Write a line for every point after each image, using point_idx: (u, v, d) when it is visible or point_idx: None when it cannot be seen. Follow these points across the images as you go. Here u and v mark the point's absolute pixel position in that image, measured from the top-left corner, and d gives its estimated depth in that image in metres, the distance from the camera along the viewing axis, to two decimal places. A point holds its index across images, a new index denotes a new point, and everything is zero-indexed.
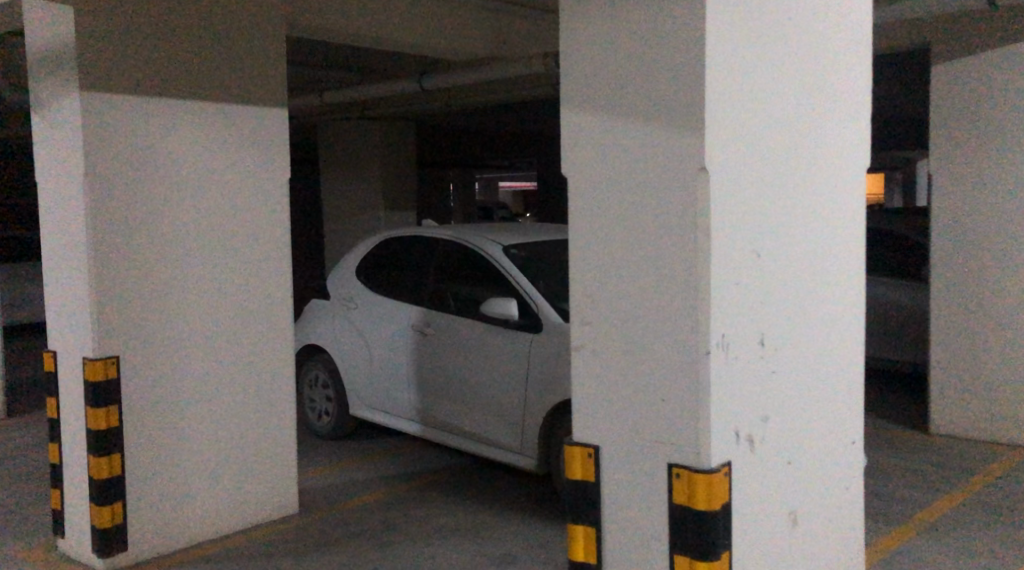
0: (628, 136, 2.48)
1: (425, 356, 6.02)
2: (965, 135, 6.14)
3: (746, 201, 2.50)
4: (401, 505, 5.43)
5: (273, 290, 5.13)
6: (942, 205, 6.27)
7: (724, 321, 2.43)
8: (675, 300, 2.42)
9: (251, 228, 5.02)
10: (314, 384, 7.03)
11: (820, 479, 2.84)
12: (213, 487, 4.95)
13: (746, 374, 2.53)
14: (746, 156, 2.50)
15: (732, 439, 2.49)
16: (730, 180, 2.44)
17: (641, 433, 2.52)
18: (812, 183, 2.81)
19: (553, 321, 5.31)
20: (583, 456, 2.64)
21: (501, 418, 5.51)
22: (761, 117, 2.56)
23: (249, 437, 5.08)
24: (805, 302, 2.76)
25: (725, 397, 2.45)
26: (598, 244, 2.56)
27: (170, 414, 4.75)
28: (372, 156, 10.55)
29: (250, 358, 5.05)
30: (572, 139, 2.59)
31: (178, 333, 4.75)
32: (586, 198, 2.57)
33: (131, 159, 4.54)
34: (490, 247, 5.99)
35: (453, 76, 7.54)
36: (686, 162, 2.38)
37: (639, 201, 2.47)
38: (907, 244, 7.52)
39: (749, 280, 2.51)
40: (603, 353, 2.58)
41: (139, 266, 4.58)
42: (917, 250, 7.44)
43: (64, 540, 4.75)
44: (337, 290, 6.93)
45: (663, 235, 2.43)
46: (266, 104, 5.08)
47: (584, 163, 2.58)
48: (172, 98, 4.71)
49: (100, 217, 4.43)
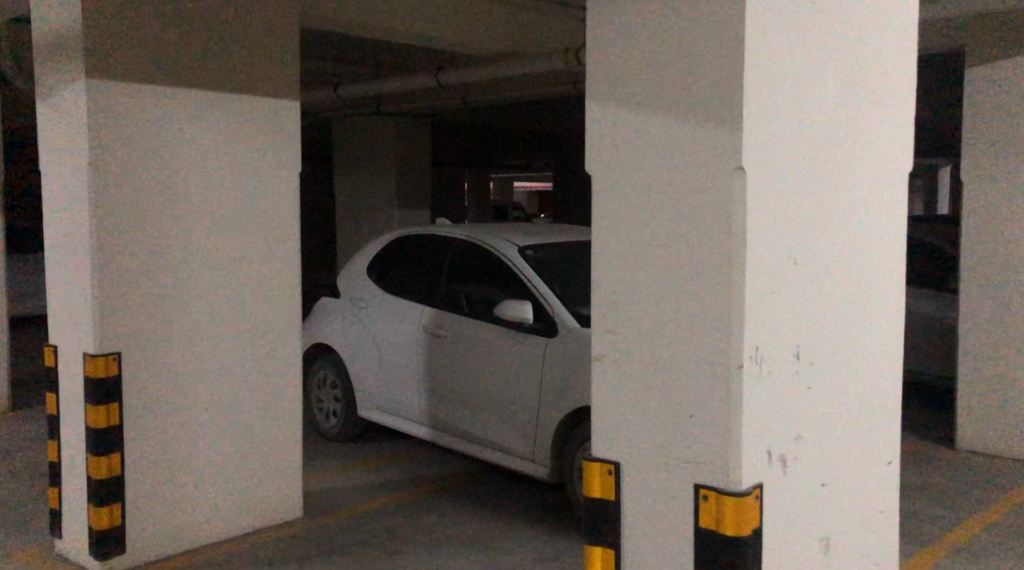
0: (659, 131, 2.31)
1: (436, 358, 5.86)
2: (998, 141, 5.94)
3: (784, 203, 2.33)
4: (409, 512, 5.27)
5: (281, 288, 4.98)
6: (972, 213, 6.07)
7: (758, 333, 2.26)
8: (706, 310, 2.25)
9: (260, 223, 4.87)
10: (322, 384, 6.88)
11: (856, 503, 2.66)
12: (215, 490, 4.80)
13: (780, 390, 2.35)
14: (786, 154, 2.32)
15: (764, 459, 2.31)
16: (768, 182, 2.26)
17: (665, 450, 2.35)
18: (854, 187, 2.63)
19: (570, 325, 5.14)
20: (602, 473, 2.48)
21: (513, 425, 5.34)
22: (802, 115, 2.39)
23: (253, 439, 4.93)
24: (844, 313, 2.58)
25: (757, 414, 2.28)
26: (624, 247, 2.39)
27: (173, 413, 4.60)
28: (386, 153, 10.40)
29: (257, 358, 4.91)
30: (598, 135, 2.42)
31: (183, 329, 4.61)
32: (612, 197, 2.41)
33: (138, 150, 4.40)
34: (506, 247, 5.82)
35: (469, 70, 7.40)
36: (722, 160, 2.20)
37: (669, 201, 2.30)
38: (934, 253, 7.32)
39: (786, 290, 2.34)
40: (627, 362, 2.41)
41: (144, 260, 4.44)
42: (944, 260, 7.24)
43: (61, 540, 4.61)
44: (347, 288, 6.79)
45: (695, 238, 2.25)
46: (278, 97, 4.94)
47: (610, 158, 2.41)
48: (182, 88, 4.56)
49: (105, 209, 4.29)
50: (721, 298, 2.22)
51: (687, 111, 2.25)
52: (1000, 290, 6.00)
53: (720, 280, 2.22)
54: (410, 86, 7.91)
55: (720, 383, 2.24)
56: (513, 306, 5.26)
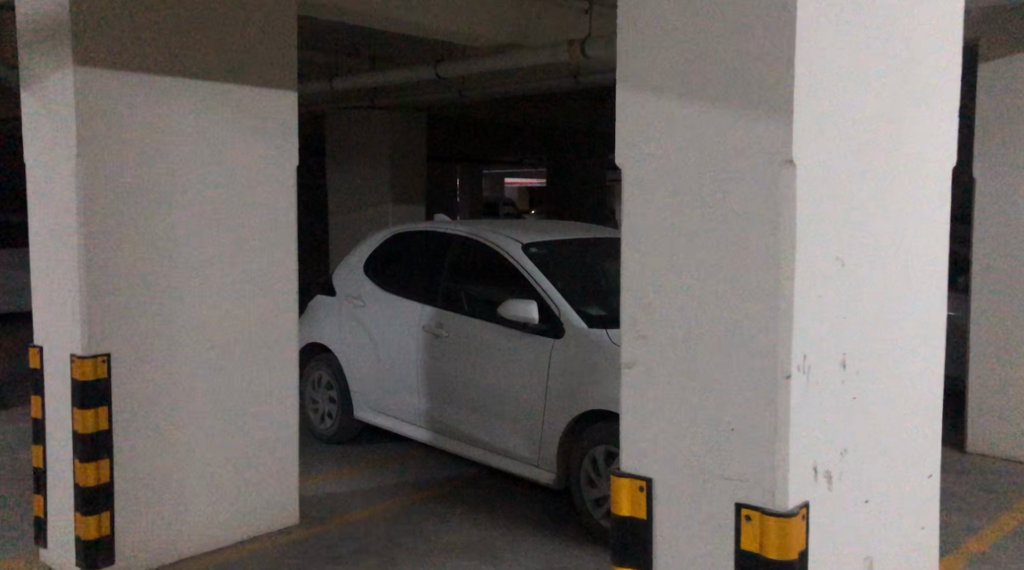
0: (698, 122, 2.14)
1: (436, 359, 5.69)
2: (1013, 138, 5.79)
3: (832, 201, 2.16)
4: (409, 519, 5.09)
5: (277, 288, 4.79)
6: (985, 212, 5.92)
7: (805, 341, 2.09)
8: (748, 317, 2.08)
9: (256, 220, 4.68)
10: (317, 384, 6.69)
11: (898, 520, 2.49)
12: (208, 497, 4.61)
13: (827, 402, 2.18)
14: (835, 146, 2.15)
15: (810, 476, 2.14)
16: (816, 179, 2.09)
17: (702, 466, 2.18)
18: (900, 185, 2.47)
19: (577, 326, 4.97)
20: (632, 488, 2.31)
21: (517, 429, 5.16)
22: (852, 107, 2.22)
23: (248, 444, 4.74)
24: (891, 319, 2.41)
25: (804, 428, 2.11)
26: (657, 247, 2.22)
27: (164, 417, 4.40)
28: (381, 147, 10.20)
29: (251, 358, 4.71)
30: (630, 127, 2.25)
31: (174, 330, 4.41)
32: (645, 193, 2.23)
33: (128, 142, 4.19)
34: (509, 245, 5.65)
35: (468, 62, 7.21)
36: (769, 153, 2.03)
37: (710, 198, 2.13)
38: None
39: (833, 295, 2.17)
40: (659, 371, 2.24)
41: (134, 258, 4.24)
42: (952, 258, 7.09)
43: (46, 549, 4.40)
44: (343, 286, 6.60)
45: (738, 238, 2.08)
46: (274, 87, 4.74)
47: (643, 151, 2.23)
48: (175, 78, 4.36)
49: (93, 204, 4.09)
50: (767, 304, 2.05)
51: (731, 100, 2.08)
52: (1014, 290, 5.86)
53: (766, 283, 2.05)
54: (407, 78, 7.72)
55: (764, 395, 2.07)
56: (517, 306, 5.09)
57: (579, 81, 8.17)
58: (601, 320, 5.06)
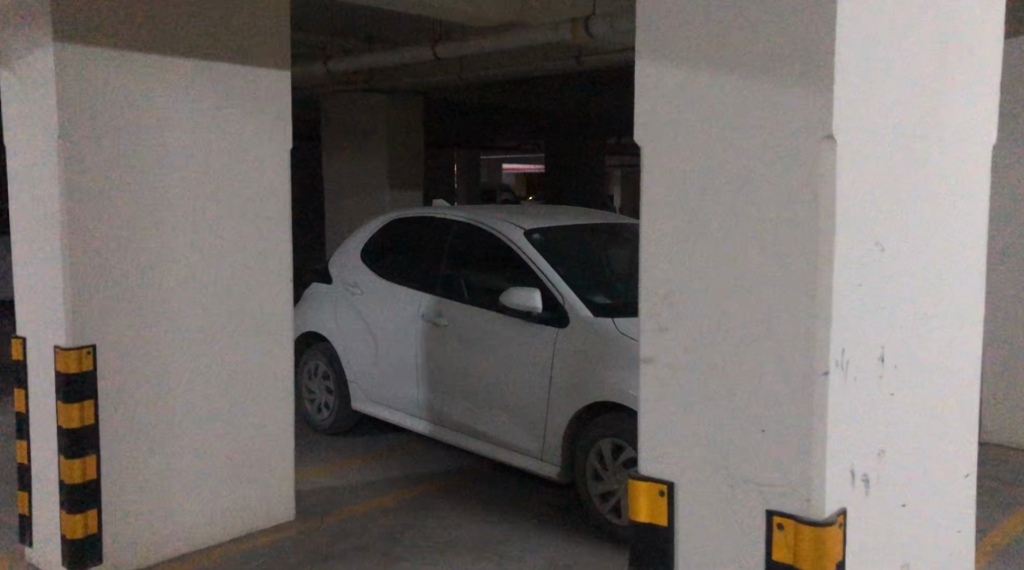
0: (728, 97, 1.96)
1: (435, 348, 5.52)
2: None
3: (873, 183, 1.99)
4: (409, 514, 4.93)
5: (271, 275, 4.60)
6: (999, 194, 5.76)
7: (844, 334, 1.91)
8: (781, 308, 1.91)
9: (249, 205, 4.49)
10: (313, 374, 6.51)
11: (936, 524, 2.32)
12: (201, 494, 4.43)
13: (866, 399, 2.01)
14: (875, 122, 1.98)
15: (847, 480, 1.97)
16: (857, 158, 1.92)
17: (730, 470, 2.01)
18: (941, 164, 2.29)
19: (582, 315, 4.80)
20: (652, 493, 2.14)
21: (519, 421, 5.00)
22: (894, 80, 2.04)
23: (242, 438, 4.56)
24: (931, 309, 2.24)
25: (842, 428, 1.94)
26: (681, 232, 2.04)
27: (155, 411, 4.22)
28: (377, 131, 10.00)
29: (245, 349, 4.53)
30: (653, 101, 2.07)
31: (164, 320, 4.23)
32: (667, 174, 2.06)
33: (114, 124, 4.00)
34: (511, 231, 5.47)
35: (469, 42, 7.02)
36: (805, 128, 1.86)
37: (739, 179, 1.96)
38: None
39: (873, 284, 2.00)
40: (683, 367, 2.07)
41: (121, 245, 4.06)
42: None
43: (32, 548, 4.23)
44: (339, 273, 6.41)
45: (772, 222, 1.91)
46: (269, 66, 4.54)
47: (666, 128, 2.05)
48: (164, 57, 4.17)
49: (76, 189, 3.90)
50: (802, 293, 1.88)
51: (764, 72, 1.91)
52: None
53: (801, 271, 1.88)
54: (404, 59, 7.54)
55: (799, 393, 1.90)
56: (520, 294, 4.92)
57: (581, 61, 8.00)
58: (607, 308, 4.90)
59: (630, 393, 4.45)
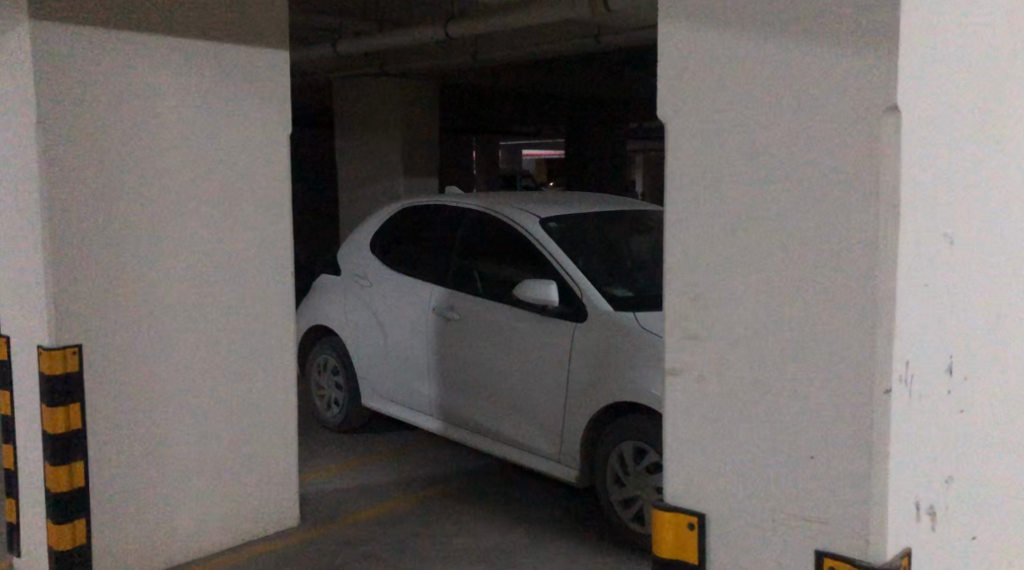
0: (772, 61, 1.66)
1: (446, 343, 5.25)
2: None
3: (944, 166, 1.68)
4: (420, 520, 4.67)
5: (271, 268, 4.34)
6: None
7: (910, 343, 1.62)
8: (832, 315, 1.62)
9: (247, 195, 4.23)
10: (322, 369, 6.24)
11: (1009, 555, 2.03)
12: (200, 501, 4.19)
13: (937, 418, 1.71)
14: (941, 89, 1.68)
15: (913, 513, 1.68)
16: (926, 134, 1.62)
17: (771, 503, 1.72)
18: (1014, 145, 1.99)
19: (601, 309, 4.52)
20: (682, 524, 1.85)
21: (535, 421, 4.73)
22: (967, 44, 1.74)
23: (242, 441, 4.31)
24: (1004, 311, 1.94)
25: (907, 453, 1.64)
26: (711, 226, 1.75)
27: (148, 414, 3.97)
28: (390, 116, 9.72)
29: (244, 348, 4.27)
30: (679, 74, 1.78)
31: (156, 317, 3.97)
32: (698, 155, 1.76)
33: (103, 109, 3.74)
34: (526, 219, 5.19)
35: (482, 22, 6.73)
36: (861, 98, 1.56)
37: (784, 161, 1.67)
38: None
39: (943, 285, 1.70)
40: (715, 382, 1.78)
41: (111, 238, 3.80)
42: None
43: (20, 559, 4.00)
44: (347, 264, 6.16)
45: (825, 211, 1.61)
46: (267, 47, 4.27)
47: (696, 99, 1.76)
48: (155, 37, 3.90)
49: (59, 178, 3.64)
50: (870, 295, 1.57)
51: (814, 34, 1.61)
52: None
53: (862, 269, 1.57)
54: (415, 40, 7.27)
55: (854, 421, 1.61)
56: (536, 286, 4.65)
57: (599, 39, 7.71)
58: (628, 302, 4.61)
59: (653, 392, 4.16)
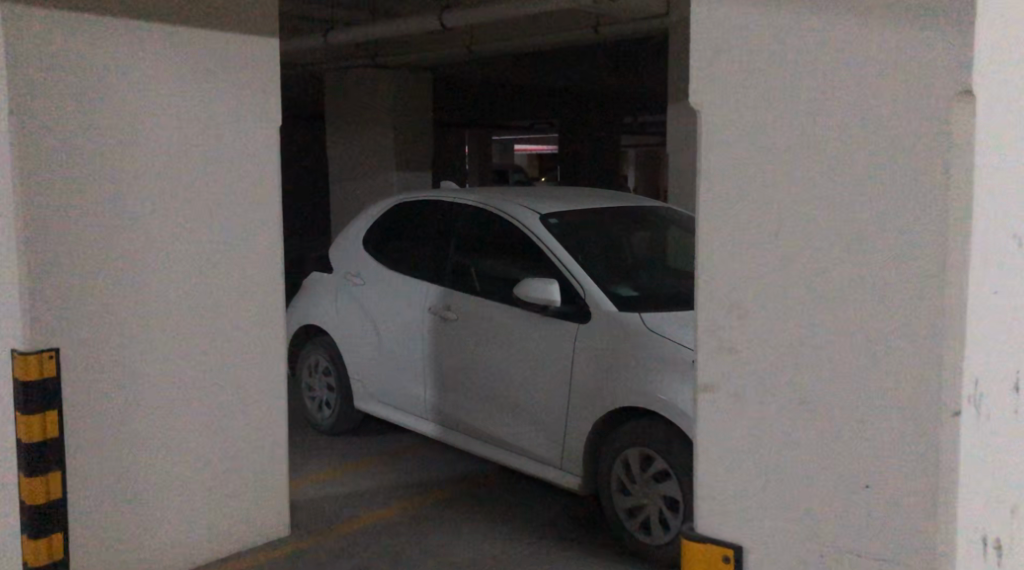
0: (829, 36, 1.49)
1: (442, 344, 5.06)
2: None
3: (1007, 164, 1.54)
4: (416, 530, 4.48)
5: (260, 267, 4.13)
6: None
7: (978, 357, 1.46)
8: (891, 325, 1.46)
9: (234, 190, 4.01)
10: (313, 370, 6.05)
11: None
12: (185, 511, 3.98)
13: (1002, 440, 1.56)
14: (1009, 72, 1.52)
15: (980, 545, 1.51)
16: (991, 127, 1.47)
17: (819, 533, 1.56)
18: None
19: (606, 309, 4.34)
20: (711, 556, 1.68)
21: (536, 426, 4.54)
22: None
23: (230, 449, 4.10)
24: None
25: (974, 478, 1.49)
26: (750, 226, 1.60)
27: (130, 421, 3.76)
28: (383, 109, 9.51)
29: (231, 351, 4.06)
30: (714, 59, 1.62)
31: (139, 317, 3.75)
32: (735, 147, 1.60)
33: (83, 96, 3.52)
34: (525, 215, 5.01)
35: (477, 11, 6.54)
36: (923, 85, 1.41)
37: (838, 147, 1.50)
38: None
39: (1006, 293, 1.55)
40: (753, 397, 1.62)
41: (92, 234, 3.59)
42: None
43: None
44: (339, 261, 5.96)
45: (888, 208, 1.45)
46: (255, 35, 4.06)
47: (739, 78, 1.59)
48: (135, 22, 3.68)
49: (32, 172, 3.42)
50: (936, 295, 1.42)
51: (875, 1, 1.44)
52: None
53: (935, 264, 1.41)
54: (411, 30, 7.08)
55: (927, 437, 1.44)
56: (537, 285, 4.46)
57: (599, 30, 7.54)
58: (633, 302, 4.43)
59: (660, 397, 3.99)
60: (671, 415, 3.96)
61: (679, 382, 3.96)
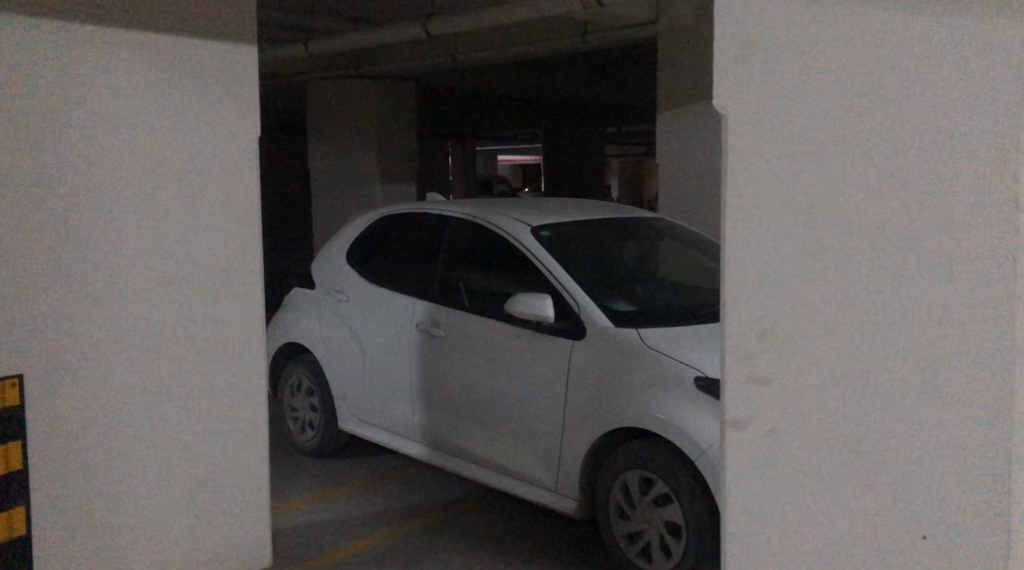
0: (846, 104, 1.86)
1: (430, 362, 4.87)
2: None
3: None
4: (407, 560, 4.25)
5: (242, 284, 3.86)
6: None
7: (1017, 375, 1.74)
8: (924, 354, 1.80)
9: (213, 205, 3.75)
10: (296, 390, 5.83)
11: None
12: (162, 548, 3.72)
13: None
14: None
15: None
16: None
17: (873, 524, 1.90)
18: None
19: (602, 325, 4.17)
20: None
21: (529, 448, 4.36)
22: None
23: (210, 478, 3.84)
24: None
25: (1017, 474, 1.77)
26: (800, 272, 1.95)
27: (101, 452, 3.51)
28: (366, 120, 9.32)
29: (212, 374, 3.80)
30: (765, 132, 1.98)
31: (108, 341, 3.47)
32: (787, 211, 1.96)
33: (45, 104, 3.27)
34: (516, 228, 4.83)
35: (465, 18, 6.34)
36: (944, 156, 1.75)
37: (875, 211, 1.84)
38: None
39: None
40: (811, 415, 1.95)
41: (67, 255, 3.34)
42: None
43: None
44: (322, 276, 5.76)
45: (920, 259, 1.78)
46: (237, 38, 3.79)
47: (768, 142, 1.98)
48: (106, 24, 3.43)
49: None
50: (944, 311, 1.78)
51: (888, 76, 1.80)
52: None
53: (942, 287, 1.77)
54: (394, 38, 6.91)
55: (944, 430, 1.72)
56: (530, 301, 4.29)
57: (586, 38, 7.40)
58: (630, 317, 4.26)
59: (660, 416, 3.81)
60: (671, 435, 3.78)
61: (680, 400, 3.79)
